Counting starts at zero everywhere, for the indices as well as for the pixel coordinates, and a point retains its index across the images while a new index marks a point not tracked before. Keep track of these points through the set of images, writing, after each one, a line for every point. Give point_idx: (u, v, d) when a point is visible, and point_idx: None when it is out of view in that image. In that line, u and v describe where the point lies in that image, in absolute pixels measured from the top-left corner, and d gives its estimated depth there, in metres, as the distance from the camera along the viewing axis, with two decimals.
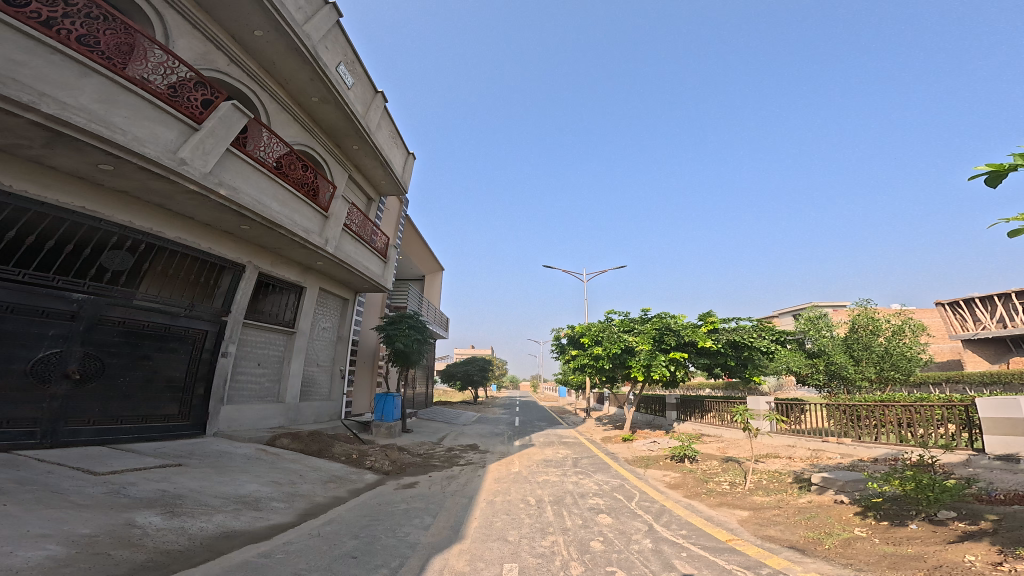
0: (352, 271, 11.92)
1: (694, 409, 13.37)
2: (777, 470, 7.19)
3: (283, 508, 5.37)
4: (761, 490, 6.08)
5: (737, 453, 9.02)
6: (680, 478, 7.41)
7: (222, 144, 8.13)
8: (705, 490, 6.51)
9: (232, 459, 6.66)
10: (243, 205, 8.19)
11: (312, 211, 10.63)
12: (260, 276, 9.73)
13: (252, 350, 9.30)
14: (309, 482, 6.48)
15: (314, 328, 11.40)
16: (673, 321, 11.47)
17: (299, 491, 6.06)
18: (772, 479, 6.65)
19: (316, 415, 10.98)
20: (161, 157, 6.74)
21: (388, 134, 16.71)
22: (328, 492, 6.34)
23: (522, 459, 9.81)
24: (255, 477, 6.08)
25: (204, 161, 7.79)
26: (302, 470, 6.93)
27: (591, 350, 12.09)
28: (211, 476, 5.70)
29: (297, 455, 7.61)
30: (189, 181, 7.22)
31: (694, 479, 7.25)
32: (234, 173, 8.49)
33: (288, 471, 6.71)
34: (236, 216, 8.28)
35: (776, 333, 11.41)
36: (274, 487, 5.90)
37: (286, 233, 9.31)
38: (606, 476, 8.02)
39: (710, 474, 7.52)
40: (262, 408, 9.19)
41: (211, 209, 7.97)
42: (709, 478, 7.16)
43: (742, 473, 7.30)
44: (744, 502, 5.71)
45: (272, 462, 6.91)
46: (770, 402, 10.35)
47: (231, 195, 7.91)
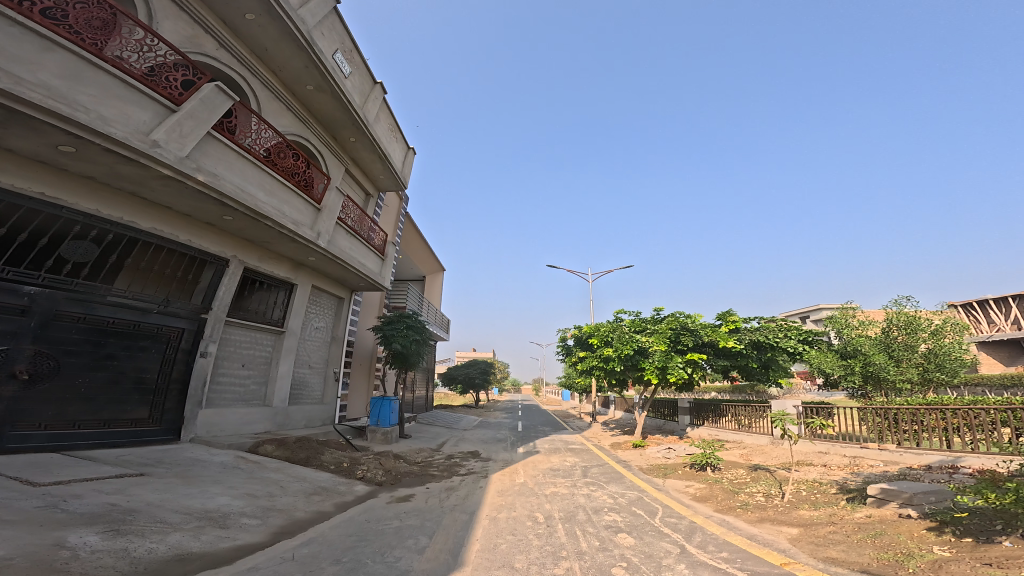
0: (347, 268, 11.22)
1: (709, 413, 12.65)
2: (816, 479, 6.47)
3: (254, 526, 4.67)
4: (806, 503, 5.36)
5: (765, 461, 8.29)
6: (706, 489, 6.68)
7: (202, 128, 7.47)
8: (739, 504, 5.77)
9: (205, 469, 5.96)
10: (226, 193, 7.51)
11: (303, 204, 9.96)
12: (246, 272, 9.05)
13: (236, 350, 8.62)
14: (289, 495, 5.77)
15: (305, 327, 10.70)
16: (689, 320, 10.81)
17: (277, 505, 5.35)
18: (813, 490, 5.94)
19: (307, 419, 10.28)
20: (130, 138, 6.08)
21: (387, 127, 16.12)
22: (310, 506, 5.63)
23: (528, 468, 9.09)
24: (228, 489, 5.38)
25: (181, 145, 7.12)
26: (284, 480, 6.23)
27: (600, 351, 11.30)
28: (176, 487, 5.01)
29: (280, 463, 6.91)
30: (163, 166, 6.55)
31: (722, 489, 6.54)
32: (216, 159, 7.81)
33: (267, 481, 6.00)
34: (218, 205, 7.61)
35: (804, 333, 10.68)
36: (247, 501, 5.20)
37: (274, 225, 8.61)
38: (621, 487, 7.30)
39: (739, 484, 6.79)
40: (247, 411, 8.51)
41: (190, 197, 7.30)
42: (740, 489, 6.45)
43: (777, 483, 6.58)
44: (789, 517, 4.99)
45: (250, 471, 6.21)
46: (797, 407, 9.44)
47: (211, 182, 7.21)
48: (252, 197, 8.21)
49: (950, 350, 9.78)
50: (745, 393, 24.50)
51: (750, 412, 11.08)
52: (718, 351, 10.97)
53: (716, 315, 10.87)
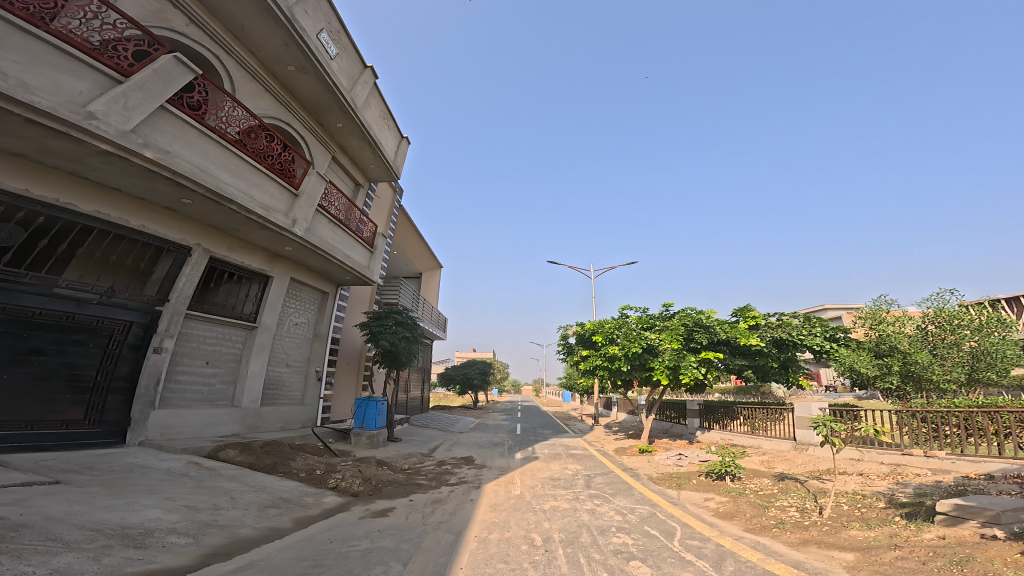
0: (329, 260, 10.31)
1: (721, 415, 11.75)
2: (858, 491, 5.59)
3: (182, 547, 3.83)
4: (858, 521, 4.48)
5: (790, 469, 7.43)
6: (729, 503, 5.78)
7: (154, 101, 6.63)
8: (773, 521, 4.89)
9: (143, 477, 5.11)
10: (179, 172, 6.65)
11: (277, 189, 9.07)
12: (213, 262, 8.19)
13: (198, 346, 7.78)
14: (240, 508, 4.91)
15: (283, 323, 9.82)
16: (703, 315, 9.90)
17: (219, 520, 4.49)
18: (857, 505, 5.09)
19: (283, 421, 9.41)
20: (58, 108, 5.27)
21: (378, 113, 15.25)
22: (261, 521, 4.75)
23: (525, 477, 8.19)
24: (164, 501, 4.54)
25: (126, 119, 6.26)
26: (238, 489, 5.37)
27: (605, 350, 10.41)
28: (95, 500, 4.18)
29: (239, 471, 6.05)
30: (100, 141, 5.72)
31: (749, 504, 5.65)
32: (170, 136, 6.96)
33: (216, 491, 5.15)
34: (171, 184, 6.74)
35: (831, 329, 9.78)
36: (184, 515, 4.36)
37: (240, 210, 7.74)
38: (630, 501, 6.42)
39: (767, 496, 5.92)
40: (211, 413, 7.67)
41: (139, 177, 6.46)
42: (768, 503, 5.56)
43: (811, 496, 5.72)
44: (839, 539, 4.13)
45: (199, 480, 5.36)
46: (824, 409, 8.52)
47: (160, 159, 6.38)
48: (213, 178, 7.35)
49: (1001, 347, 8.86)
50: (753, 395, 23.65)
51: (768, 415, 10.19)
52: (733, 350, 10.08)
53: (733, 311, 9.99)
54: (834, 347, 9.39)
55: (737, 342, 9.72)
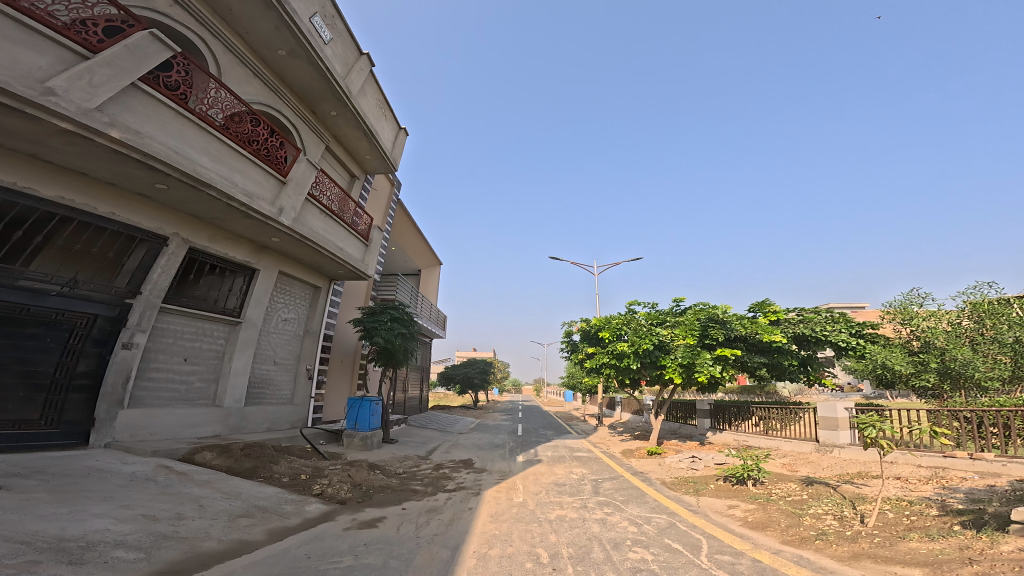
0: (320, 252, 9.72)
1: (733, 415, 11.16)
2: (903, 497, 5.14)
3: (129, 565, 3.27)
4: (916, 532, 3.94)
5: (816, 473, 6.90)
6: (758, 511, 5.23)
7: (125, 78, 6.09)
8: (813, 532, 4.35)
9: (101, 482, 4.54)
10: (151, 154, 6.09)
11: (263, 176, 8.50)
12: (193, 253, 7.64)
13: (175, 341, 7.25)
14: (208, 517, 4.35)
15: (269, 319, 9.26)
16: (719, 310, 9.35)
17: (180, 532, 3.95)
18: (906, 512, 4.65)
19: (270, 422, 8.87)
20: (10, 82, 4.72)
21: (374, 102, 14.67)
22: (229, 533, 4.19)
23: (528, 483, 7.63)
24: (117, 509, 4.00)
25: (90, 96, 5.70)
26: (209, 496, 4.81)
27: (613, 347, 9.82)
28: (34, 508, 3.64)
29: (214, 475, 5.50)
30: (59, 118, 5.16)
31: (781, 512, 5.11)
32: (140, 116, 6.40)
33: (183, 499, 4.59)
34: (142, 167, 6.17)
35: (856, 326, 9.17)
36: (138, 526, 3.81)
37: (220, 196, 7.17)
38: (644, 509, 5.87)
39: (799, 504, 5.40)
40: (189, 414, 7.13)
41: (105, 159, 5.90)
42: (802, 512, 5.07)
43: (847, 503, 5.26)
44: (897, 552, 3.58)
45: (165, 486, 4.81)
46: (850, 408, 7.95)
47: (130, 140, 5.83)
48: (190, 161, 6.78)
49: None
50: (758, 395, 23.21)
51: (787, 415, 9.65)
52: (750, 346, 9.51)
53: (752, 306, 9.42)
54: (859, 343, 8.83)
55: (755, 338, 9.17)
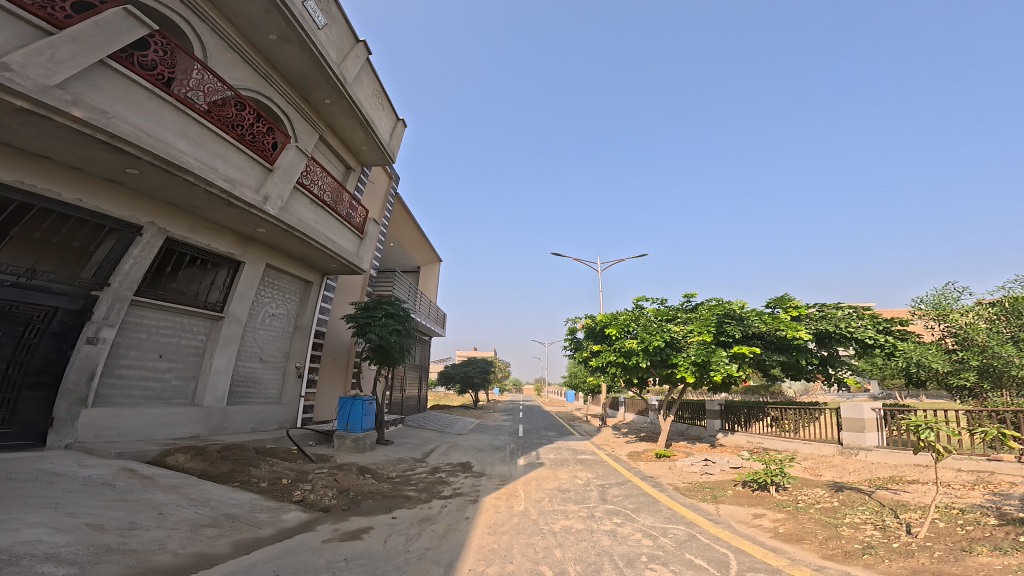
0: (310, 244, 9.18)
1: (745, 416, 10.61)
2: (951, 505, 4.70)
3: None
4: (982, 546, 3.50)
5: (845, 477, 6.38)
6: (788, 521, 4.72)
7: (93, 55, 5.61)
8: (860, 548, 3.89)
9: (48, 486, 4.03)
10: (119, 136, 5.57)
11: (248, 162, 7.94)
12: (171, 243, 7.13)
13: (149, 337, 6.76)
14: (168, 529, 3.84)
15: (255, 314, 8.75)
16: (737, 306, 8.85)
17: (131, 545, 3.45)
18: (960, 522, 4.22)
19: (255, 423, 8.38)
20: None
21: (371, 92, 14.12)
22: (188, 546, 3.67)
23: (529, 489, 7.11)
24: (60, 518, 3.49)
25: (51, 73, 5.21)
26: (173, 503, 4.32)
27: (621, 344, 9.27)
28: None
29: (184, 479, 5.01)
30: (13, 95, 4.67)
31: (815, 522, 4.61)
32: (109, 95, 5.87)
33: (142, 506, 4.10)
34: (108, 149, 5.64)
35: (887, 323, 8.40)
36: (83, 538, 3.31)
37: (198, 182, 6.65)
38: (659, 518, 5.35)
39: (834, 512, 4.92)
40: (164, 415, 6.65)
41: (67, 141, 5.39)
42: (838, 521, 4.62)
43: (887, 510, 4.79)
44: (966, 569, 3.13)
45: (124, 492, 4.31)
46: (877, 409, 7.44)
47: (95, 119, 5.32)
48: (165, 145, 6.27)
49: None
50: (762, 394, 22.96)
51: (804, 415, 9.14)
52: (768, 344, 9.00)
53: (770, 301, 8.87)
54: (888, 339, 8.13)
55: (775, 335, 8.63)
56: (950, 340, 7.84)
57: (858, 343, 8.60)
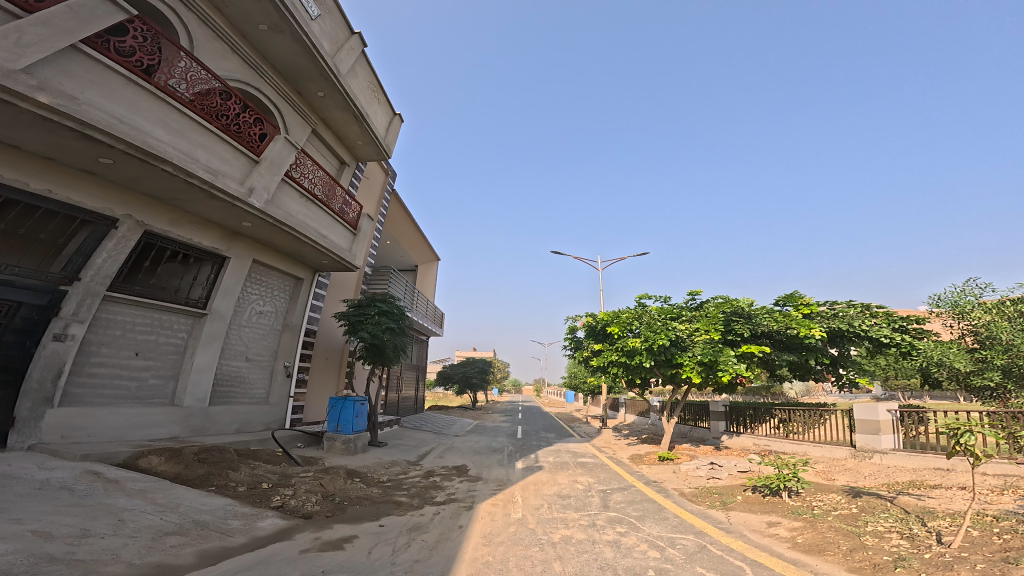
0: (299, 239, 8.80)
1: (751, 418, 10.26)
2: (982, 512, 4.34)
3: None
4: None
5: (862, 482, 6.02)
6: (807, 530, 4.35)
7: (64, 40, 5.28)
8: (891, 560, 3.54)
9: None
10: (89, 123, 5.22)
11: (233, 153, 7.56)
12: (150, 237, 6.80)
13: (124, 333, 6.48)
14: (126, 538, 3.52)
15: (241, 311, 8.42)
16: (747, 304, 8.56)
17: (80, 554, 3.12)
18: (998, 532, 3.87)
19: (240, 423, 8.07)
20: None
21: (366, 84, 13.74)
22: (145, 556, 3.35)
23: (526, 494, 6.75)
24: (3, 524, 3.17)
25: (16, 56, 4.86)
26: (136, 509, 4.04)
27: (623, 342, 8.91)
28: None
29: (153, 483, 4.71)
30: None
31: (835, 531, 4.26)
32: (80, 80, 5.52)
33: (100, 512, 3.80)
34: (78, 137, 5.29)
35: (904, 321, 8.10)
36: (25, 546, 2.98)
37: (177, 172, 6.30)
38: (665, 527, 4.99)
39: (855, 519, 4.56)
40: (140, 415, 6.36)
41: (33, 128, 5.05)
42: (860, 530, 4.26)
43: (912, 517, 4.43)
44: None
45: (84, 498, 3.99)
46: (894, 411, 7.12)
47: (63, 104, 4.96)
48: (141, 133, 5.91)
49: None
50: (764, 395, 22.65)
51: (812, 416, 8.81)
52: (777, 344, 8.67)
53: (781, 299, 8.52)
54: (906, 339, 7.86)
55: (786, 334, 8.31)
56: (971, 339, 7.49)
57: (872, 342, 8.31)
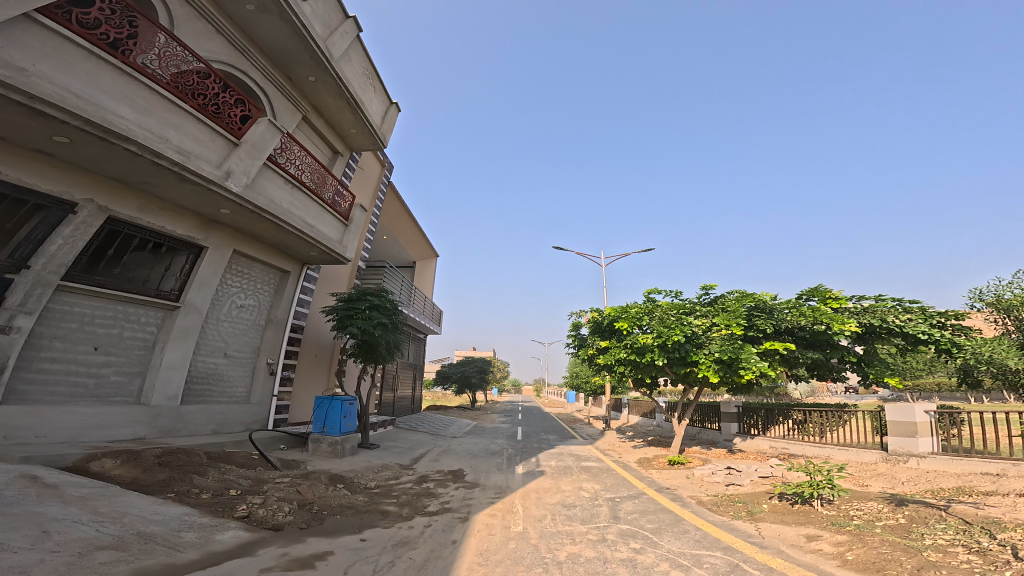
0: (283, 228, 8.19)
1: (765, 419, 9.67)
2: None
3: None
4: None
5: (903, 488, 5.43)
6: (855, 545, 3.74)
7: (15, 10, 4.65)
8: None
9: None
10: (38, 96, 4.64)
11: (210, 134, 6.84)
12: (116, 223, 6.23)
13: (82, 327, 5.93)
14: (44, 553, 2.94)
15: (219, 304, 7.85)
16: (768, 299, 8.06)
17: None
18: None
19: (216, 424, 7.52)
20: None
21: (360, 70, 13.09)
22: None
23: (528, 504, 6.14)
24: None
25: None
26: (68, 520, 3.49)
27: (634, 338, 8.33)
28: None
29: (99, 490, 4.15)
30: None
31: (891, 546, 3.64)
32: (31, 50, 4.91)
33: (23, 522, 3.24)
34: (25, 112, 4.72)
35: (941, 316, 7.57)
36: None
37: (142, 152, 5.68)
38: (686, 542, 4.40)
39: (909, 532, 3.93)
40: (99, 414, 5.81)
41: None
42: (919, 544, 3.64)
43: (977, 529, 3.80)
44: None
45: (8, 504, 3.43)
46: (931, 412, 6.55)
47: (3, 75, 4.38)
48: (101, 109, 5.29)
49: None
50: (770, 395, 22.05)
51: (834, 416, 8.24)
52: (800, 340, 8.27)
53: (806, 292, 7.95)
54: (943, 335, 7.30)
55: (812, 330, 7.82)
56: None
57: (904, 339, 7.77)
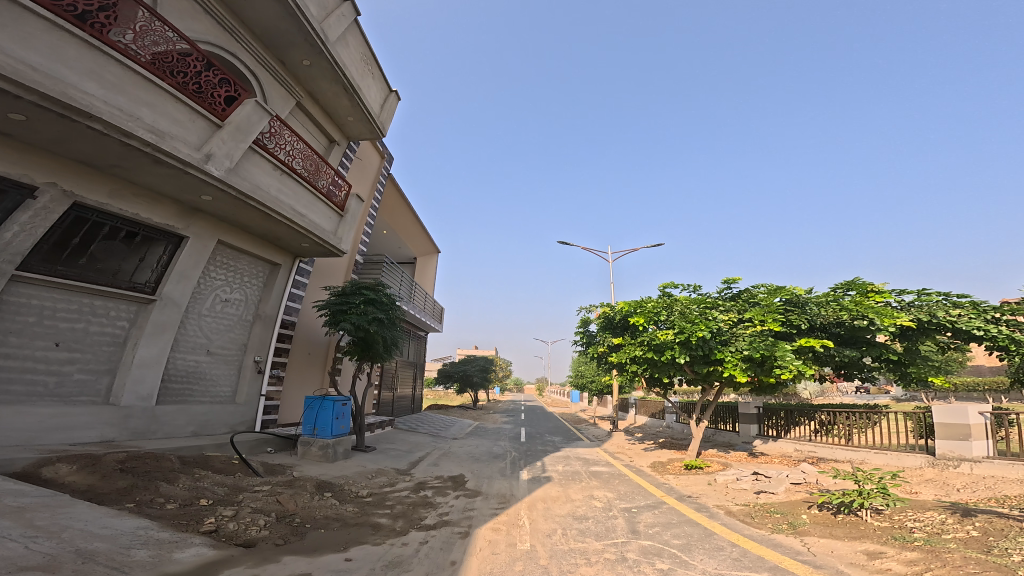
0: (270, 217, 7.60)
1: (787, 421, 9.06)
2: None
3: None
4: None
5: (964, 495, 4.79)
6: (932, 563, 3.14)
7: None
8: None
9: None
10: None
11: (189, 115, 6.20)
12: (82, 209, 5.67)
13: (42, 321, 5.38)
14: None
15: (200, 298, 7.29)
16: (800, 292, 7.48)
17: None
18: None
19: (195, 425, 6.98)
20: None
21: (358, 54, 12.48)
22: None
23: (536, 516, 5.54)
24: None
25: None
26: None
27: (652, 334, 7.73)
28: None
29: (43, 500, 3.58)
30: None
31: (977, 565, 3.04)
32: None
33: None
34: None
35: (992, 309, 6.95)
36: None
37: (109, 130, 5.08)
38: (723, 561, 3.80)
39: (992, 547, 3.32)
40: (61, 415, 5.29)
41: None
42: (1009, 562, 3.05)
43: None
44: None
45: None
46: (986, 413, 6.02)
47: None
48: (63, 84, 4.68)
49: None
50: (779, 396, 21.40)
51: (867, 418, 7.64)
52: (834, 338, 7.79)
53: (843, 285, 7.34)
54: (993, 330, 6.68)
55: (849, 325, 7.26)
56: None
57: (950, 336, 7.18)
